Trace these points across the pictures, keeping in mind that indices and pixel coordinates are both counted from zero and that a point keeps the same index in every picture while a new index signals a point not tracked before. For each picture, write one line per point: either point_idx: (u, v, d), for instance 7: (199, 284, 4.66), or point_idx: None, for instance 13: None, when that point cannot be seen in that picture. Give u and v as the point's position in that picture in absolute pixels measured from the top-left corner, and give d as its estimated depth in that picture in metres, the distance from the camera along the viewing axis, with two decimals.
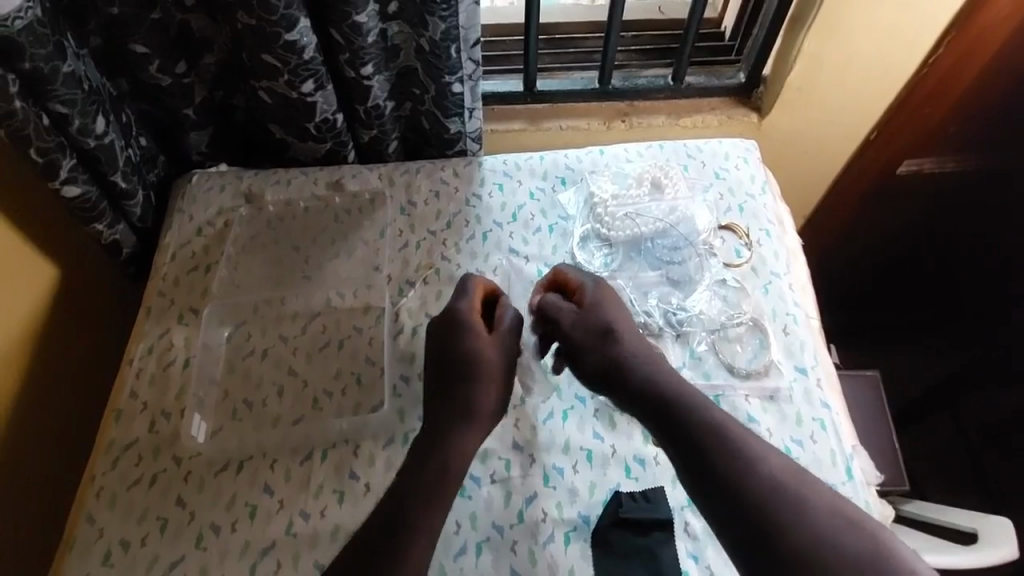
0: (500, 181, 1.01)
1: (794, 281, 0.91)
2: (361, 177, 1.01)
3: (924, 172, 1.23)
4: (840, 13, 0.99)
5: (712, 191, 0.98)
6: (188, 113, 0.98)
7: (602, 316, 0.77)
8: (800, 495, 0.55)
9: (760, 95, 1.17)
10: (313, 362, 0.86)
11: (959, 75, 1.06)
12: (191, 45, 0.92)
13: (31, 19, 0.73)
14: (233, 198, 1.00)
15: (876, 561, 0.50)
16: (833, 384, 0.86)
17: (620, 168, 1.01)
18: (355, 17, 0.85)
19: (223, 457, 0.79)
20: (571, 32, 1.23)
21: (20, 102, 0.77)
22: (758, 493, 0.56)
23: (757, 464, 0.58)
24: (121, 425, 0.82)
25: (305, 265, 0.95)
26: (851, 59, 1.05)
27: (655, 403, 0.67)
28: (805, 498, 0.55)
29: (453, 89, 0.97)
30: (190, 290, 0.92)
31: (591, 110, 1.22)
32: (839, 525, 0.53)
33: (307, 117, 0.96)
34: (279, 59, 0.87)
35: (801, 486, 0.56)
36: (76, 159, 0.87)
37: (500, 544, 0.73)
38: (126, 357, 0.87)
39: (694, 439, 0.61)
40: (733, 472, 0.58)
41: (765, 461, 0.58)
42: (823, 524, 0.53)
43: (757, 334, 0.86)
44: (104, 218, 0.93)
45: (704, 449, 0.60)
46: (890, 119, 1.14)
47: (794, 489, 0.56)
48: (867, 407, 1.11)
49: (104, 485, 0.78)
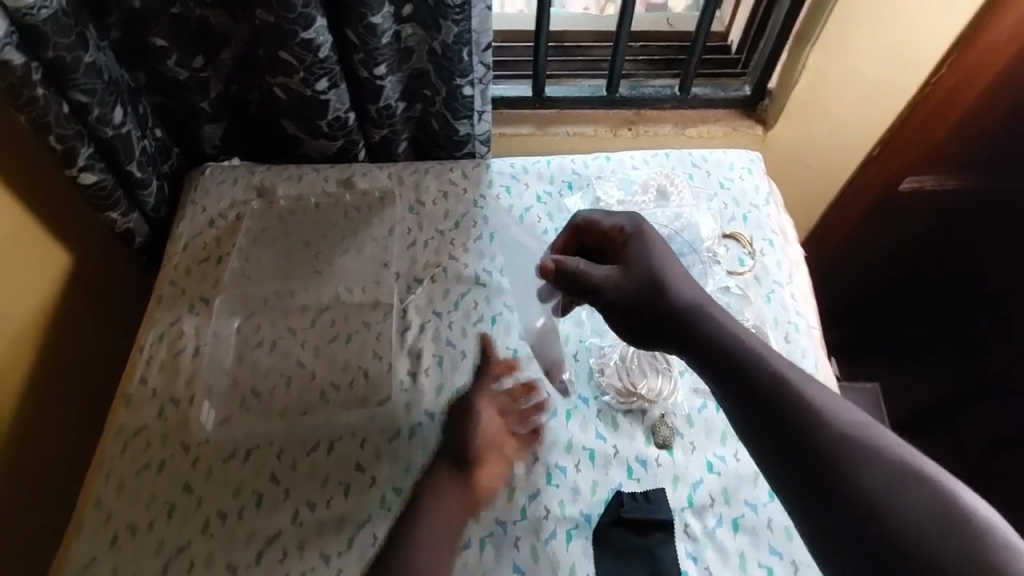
0: (507, 183, 1.03)
1: (796, 290, 0.93)
2: (370, 176, 1.03)
3: (922, 191, 1.24)
4: (845, 30, 1.02)
5: (717, 200, 1.00)
6: (203, 107, 1.00)
7: (651, 267, 0.70)
8: (864, 442, 0.52)
9: (765, 107, 1.19)
10: (322, 355, 0.87)
11: (955, 100, 1.09)
12: (209, 40, 0.93)
13: (56, 8, 0.75)
14: (245, 191, 1.01)
15: (941, 518, 0.47)
16: (836, 395, 0.87)
17: (627, 174, 1.03)
18: (371, 19, 0.87)
19: (231, 445, 0.80)
20: (579, 40, 1.25)
21: (43, 90, 0.79)
22: (818, 442, 0.53)
23: (820, 414, 0.55)
24: (130, 411, 0.83)
25: (315, 260, 0.96)
26: (854, 76, 1.08)
27: (711, 347, 0.63)
28: (872, 445, 0.52)
29: (464, 92, 0.98)
30: (201, 281, 0.93)
31: (598, 117, 1.24)
32: (905, 470, 0.50)
33: (321, 114, 0.98)
34: (295, 57, 0.89)
35: (867, 439, 0.53)
36: (93, 147, 0.88)
37: (503, 540, 0.74)
38: (137, 344, 0.89)
39: (750, 390, 0.58)
40: (791, 420, 0.55)
41: (825, 407, 0.55)
42: (882, 479, 0.50)
43: (760, 342, 0.87)
44: (119, 207, 0.94)
45: (759, 399, 0.57)
46: (891, 137, 1.17)
47: (854, 434, 0.53)
48: (867, 418, 1.12)
49: (112, 469, 0.79)
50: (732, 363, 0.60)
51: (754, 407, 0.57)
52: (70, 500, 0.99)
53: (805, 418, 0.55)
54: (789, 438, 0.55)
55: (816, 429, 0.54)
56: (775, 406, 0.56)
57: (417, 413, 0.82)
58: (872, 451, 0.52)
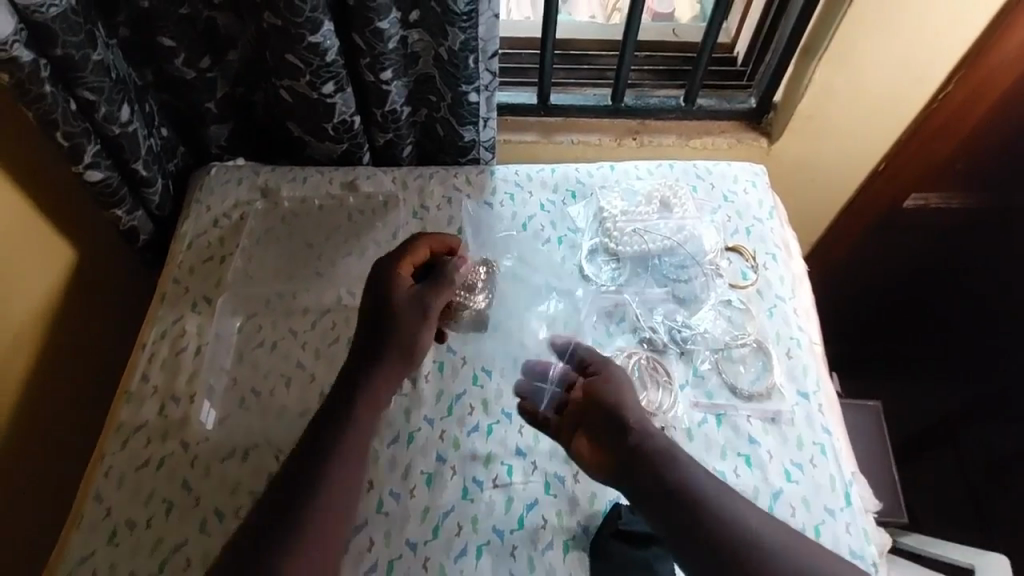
0: (511, 191, 1.03)
1: (798, 305, 0.93)
2: (375, 179, 1.03)
3: (928, 208, 1.24)
4: (851, 46, 1.03)
5: (720, 213, 1.00)
6: (209, 107, 1.00)
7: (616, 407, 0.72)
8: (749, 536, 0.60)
9: (770, 121, 1.20)
10: (322, 357, 0.87)
11: (967, 111, 1.08)
12: (217, 41, 0.94)
13: (66, 6, 0.75)
14: (250, 191, 1.01)
15: None
16: (835, 410, 0.88)
17: (630, 185, 1.03)
18: (378, 24, 0.87)
19: (230, 444, 0.80)
20: (585, 49, 1.25)
21: (50, 87, 0.79)
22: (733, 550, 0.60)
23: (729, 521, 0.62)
24: (131, 407, 0.83)
25: (318, 261, 0.96)
26: (858, 92, 1.08)
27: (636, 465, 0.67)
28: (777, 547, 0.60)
29: (469, 98, 0.98)
30: (204, 279, 0.93)
31: (603, 126, 1.24)
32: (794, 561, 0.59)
33: (327, 117, 0.98)
34: (303, 60, 0.89)
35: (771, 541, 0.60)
36: (100, 145, 0.88)
37: (500, 549, 0.74)
38: (139, 341, 0.89)
39: (672, 506, 0.63)
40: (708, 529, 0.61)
41: (716, 507, 0.63)
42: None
43: (761, 357, 0.88)
44: (123, 204, 0.94)
45: (666, 502, 0.64)
46: (897, 155, 1.16)
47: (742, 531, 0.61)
48: (867, 435, 1.13)
49: (112, 465, 0.79)
50: (641, 468, 0.67)
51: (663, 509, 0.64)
52: (70, 495, 0.98)
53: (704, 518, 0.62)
54: (695, 539, 0.61)
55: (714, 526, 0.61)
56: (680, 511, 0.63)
57: (416, 418, 0.82)
58: (765, 546, 0.60)
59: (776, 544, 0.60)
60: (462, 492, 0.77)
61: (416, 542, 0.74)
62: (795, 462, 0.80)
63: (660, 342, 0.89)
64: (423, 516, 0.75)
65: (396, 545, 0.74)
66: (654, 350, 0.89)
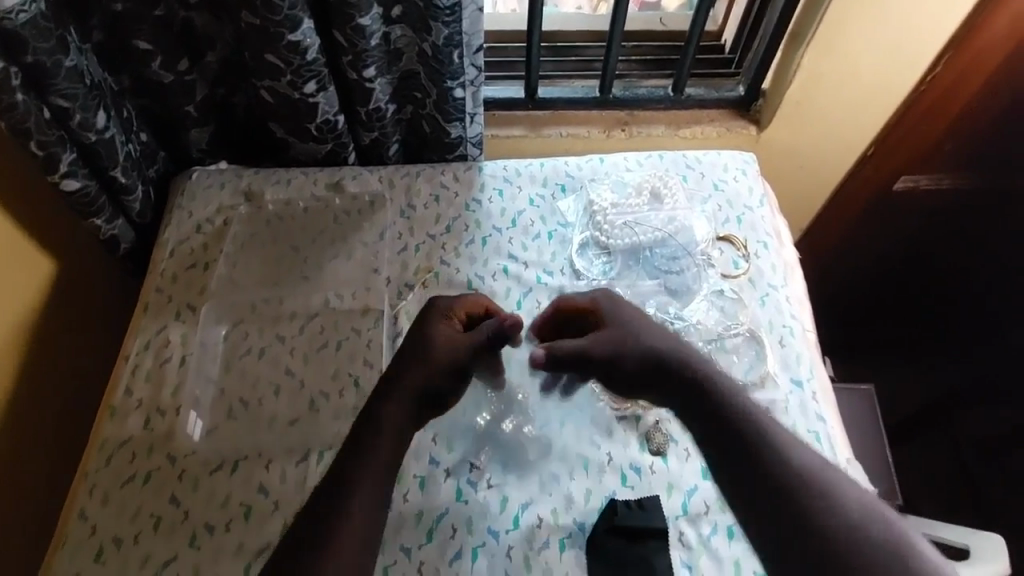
0: (500, 187, 1.01)
1: (791, 293, 0.92)
2: (361, 179, 1.02)
3: (918, 189, 1.24)
4: (840, 29, 1.02)
5: (710, 203, 0.99)
6: (189, 110, 0.99)
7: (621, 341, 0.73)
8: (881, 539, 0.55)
9: (759, 108, 1.19)
10: (310, 363, 0.87)
11: (953, 95, 1.09)
12: (193, 43, 0.93)
13: (35, 12, 0.74)
14: (233, 196, 1.00)
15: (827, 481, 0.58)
16: (830, 398, 0.86)
17: (620, 177, 1.01)
18: (359, 20, 0.85)
19: (218, 456, 0.80)
20: (572, 40, 1.24)
21: (22, 95, 0.78)
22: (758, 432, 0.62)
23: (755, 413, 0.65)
24: (115, 422, 0.82)
25: (305, 266, 0.95)
26: (847, 74, 1.08)
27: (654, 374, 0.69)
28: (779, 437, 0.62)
29: (454, 94, 0.97)
30: (187, 287, 0.92)
31: (591, 118, 1.22)
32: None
33: (309, 117, 0.96)
34: (283, 59, 0.87)
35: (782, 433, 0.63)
36: (76, 153, 0.87)
37: (496, 550, 0.73)
38: (122, 353, 0.88)
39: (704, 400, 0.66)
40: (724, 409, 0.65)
41: (849, 489, 0.58)
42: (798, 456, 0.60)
43: (755, 346, 0.87)
44: (103, 213, 0.94)
45: (784, 488, 0.58)
46: (886, 137, 1.17)
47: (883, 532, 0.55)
48: (862, 421, 1.16)
49: (97, 482, 0.79)
50: (751, 452, 0.61)
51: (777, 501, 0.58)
52: (62, 503, 0.99)
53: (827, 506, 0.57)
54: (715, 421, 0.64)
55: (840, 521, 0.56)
56: (795, 498, 0.57)
57: None
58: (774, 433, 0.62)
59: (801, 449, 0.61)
60: (456, 493, 0.76)
61: (410, 547, 0.73)
62: None
63: None
64: (416, 520, 0.74)
65: (389, 551, 0.73)
66: None
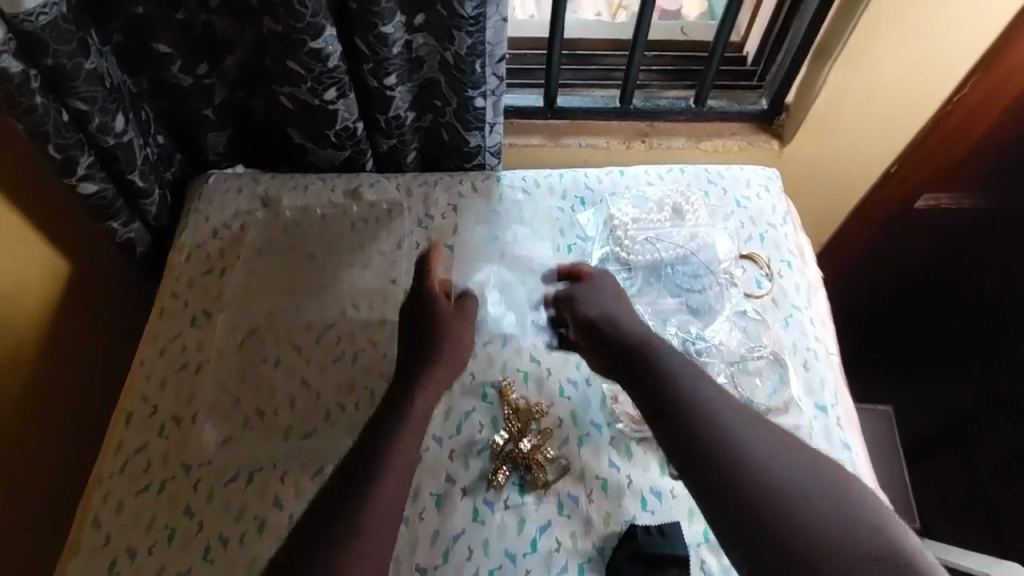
0: (519, 198, 1.00)
1: (814, 315, 0.91)
2: (378, 187, 1.01)
3: (939, 208, 1.22)
4: (868, 44, 1.00)
5: (733, 220, 0.97)
6: (207, 114, 0.98)
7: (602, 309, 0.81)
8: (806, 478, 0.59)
9: (782, 122, 1.18)
10: (326, 374, 0.86)
11: (980, 114, 1.06)
12: (213, 46, 0.91)
13: (55, 15, 0.73)
14: (249, 201, 0.99)
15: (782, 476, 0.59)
16: (854, 423, 0.85)
17: (641, 191, 1.00)
18: (381, 28, 0.84)
19: (233, 466, 0.79)
20: (592, 49, 1.23)
21: (41, 98, 0.77)
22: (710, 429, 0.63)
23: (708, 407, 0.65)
24: (130, 429, 0.82)
25: (321, 274, 0.94)
26: (874, 91, 1.06)
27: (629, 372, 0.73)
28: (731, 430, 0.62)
29: (475, 103, 0.95)
30: (203, 294, 0.91)
31: (610, 128, 1.21)
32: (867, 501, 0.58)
33: (328, 124, 0.95)
34: (304, 67, 0.86)
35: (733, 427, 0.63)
36: (94, 156, 0.86)
37: (513, 573, 0.72)
38: (137, 358, 0.87)
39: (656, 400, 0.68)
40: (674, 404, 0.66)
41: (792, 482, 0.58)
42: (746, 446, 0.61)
43: (778, 368, 0.85)
44: (120, 217, 0.93)
45: (696, 438, 0.63)
46: (910, 155, 1.14)
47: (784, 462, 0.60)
48: (879, 441, 1.14)
49: (110, 490, 0.78)
50: (673, 407, 0.66)
51: (693, 451, 0.62)
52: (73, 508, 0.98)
53: (751, 454, 0.60)
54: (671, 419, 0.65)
55: (762, 466, 0.59)
56: (708, 439, 0.62)
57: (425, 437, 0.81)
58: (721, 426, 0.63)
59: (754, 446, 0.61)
60: (473, 513, 0.76)
61: (426, 567, 0.72)
62: None
63: None
64: (433, 539, 0.74)
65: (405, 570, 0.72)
66: None
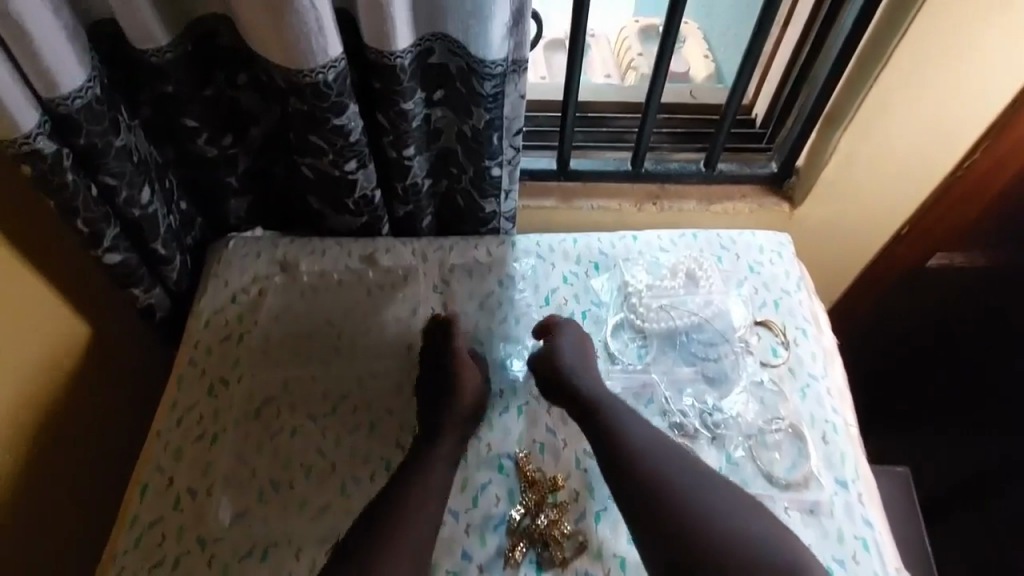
0: (533, 263, 1.01)
1: (832, 384, 0.90)
2: (394, 252, 1.02)
3: (952, 267, 1.22)
4: (878, 110, 1.04)
5: (746, 286, 0.98)
6: (230, 181, 1.01)
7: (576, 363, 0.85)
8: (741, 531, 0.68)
9: (792, 185, 1.20)
10: (342, 445, 0.86)
11: (993, 177, 1.04)
12: (238, 119, 0.95)
13: (90, 98, 0.77)
14: (268, 265, 1.01)
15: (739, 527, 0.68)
16: (876, 499, 0.83)
17: (655, 257, 1.01)
18: (402, 105, 0.87)
19: (247, 542, 0.79)
20: (604, 112, 1.25)
21: (72, 175, 0.80)
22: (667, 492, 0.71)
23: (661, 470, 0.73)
24: (145, 501, 0.81)
25: (338, 340, 0.95)
26: (883, 156, 1.09)
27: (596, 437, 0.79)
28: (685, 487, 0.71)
29: (492, 173, 0.97)
30: (221, 360, 0.92)
31: (622, 191, 1.23)
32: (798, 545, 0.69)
33: (347, 192, 0.97)
34: (326, 141, 0.89)
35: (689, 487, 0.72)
36: (120, 228, 0.88)
37: None
38: (155, 428, 0.87)
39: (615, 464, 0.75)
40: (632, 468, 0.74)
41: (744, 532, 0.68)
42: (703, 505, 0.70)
43: (797, 442, 0.84)
44: (142, 283, 0.95)
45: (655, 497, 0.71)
46: (921, 216, 1.13)
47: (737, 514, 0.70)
48: (896, 502, 1.12)
49: (124, 566, 0.77)
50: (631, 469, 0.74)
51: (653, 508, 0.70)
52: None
53: (705, 510, 0.69)
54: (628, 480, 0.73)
55: (716, 518, 0.69)
56: (668, 500, 0.70)
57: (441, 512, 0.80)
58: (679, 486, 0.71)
59: (708, 502, 0.70)
60: None
61: None
62: (837, 558, 0.76)
63: (692, 428, 0.85)
64: None
65: None
66: (685, 437, 0.85)
